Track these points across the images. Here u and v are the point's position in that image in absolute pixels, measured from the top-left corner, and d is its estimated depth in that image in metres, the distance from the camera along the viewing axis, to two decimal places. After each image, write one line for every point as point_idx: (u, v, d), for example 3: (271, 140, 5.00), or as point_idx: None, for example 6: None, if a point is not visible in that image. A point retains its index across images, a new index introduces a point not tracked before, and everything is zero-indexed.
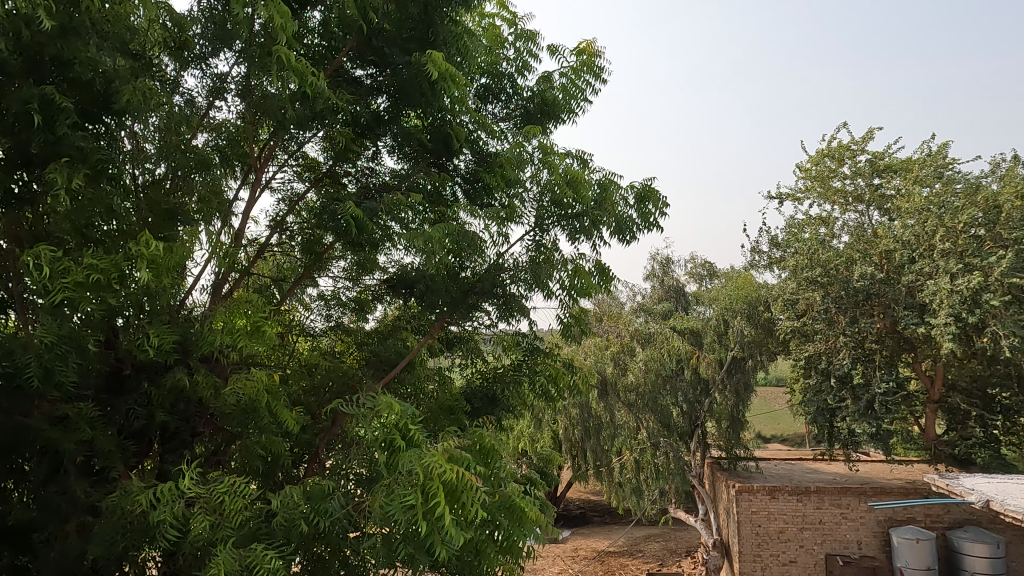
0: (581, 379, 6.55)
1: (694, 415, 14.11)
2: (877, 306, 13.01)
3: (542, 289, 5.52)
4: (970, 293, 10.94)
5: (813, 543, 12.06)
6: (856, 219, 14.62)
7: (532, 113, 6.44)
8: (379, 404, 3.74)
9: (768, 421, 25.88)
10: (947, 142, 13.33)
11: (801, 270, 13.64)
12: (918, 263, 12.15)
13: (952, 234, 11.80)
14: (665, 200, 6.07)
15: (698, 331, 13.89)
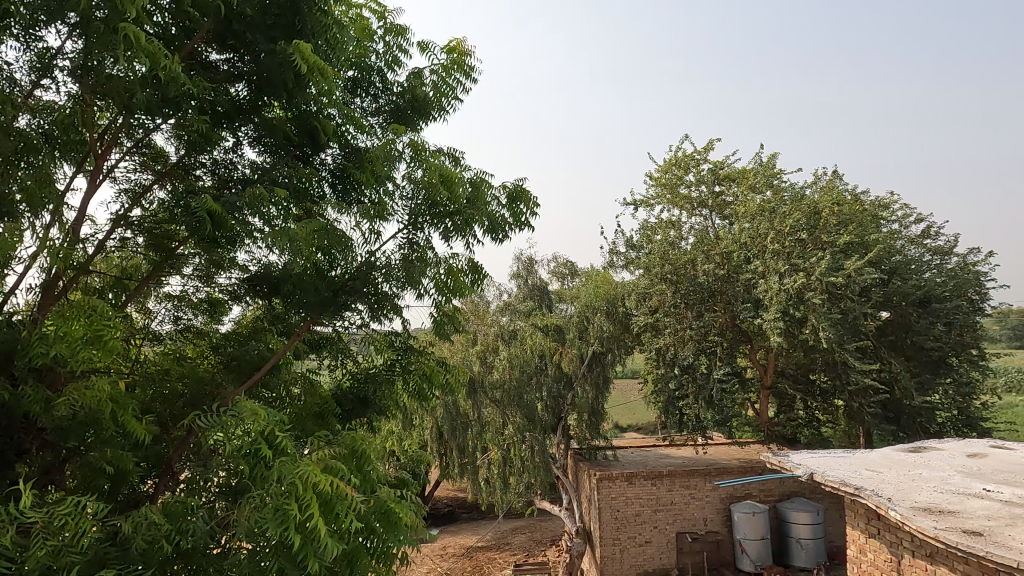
0: (453, 377, 6.55)
1: (558, 408, 14.59)
2: (719, 301, 14.25)
3: (414, 288, 5.48)
4: (795, 290, 12.31)
5: (666, 523, 12.95)
6: (701, 222, 15.88)
7: (403, 109, 6.36)
8: (241, 411, 3.50)
9: (624, 411, 27.51)
10: (776, 154, 14.88)
11: (651, 269, 14.59)
12: (752, 264, 13.48)
13: (780, 237, 13.22)
14: (536, 200, 6.24)
15: (560, 327, 14.42)
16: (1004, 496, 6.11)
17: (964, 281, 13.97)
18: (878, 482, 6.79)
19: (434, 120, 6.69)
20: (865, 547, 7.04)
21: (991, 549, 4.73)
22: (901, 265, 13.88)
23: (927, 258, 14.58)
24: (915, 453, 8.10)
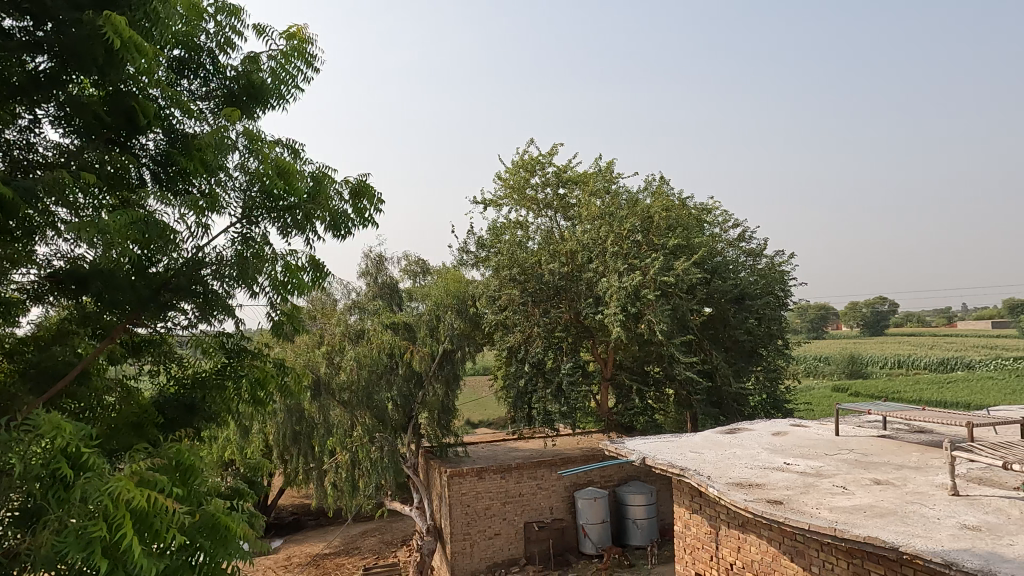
0: (293, 380, 6.24)
1: (408, 407, 14.43)
2: (563, 299, 14.92)
3: (248, 286, 5.18)
4: (632, 288, 13.19)
5: (514, 514, 13.32)
6: (547, 223, 16.52)
7: (236, 95, 5.96)
8: (37, 423, 3.10)
9: (475, 408, 27.91)
10: (614, 160, 15.86)
11: (500, 269, 14.88)
12: (594, 264, 14.25)
13: (620, 238, 14.23)
14: (380, 197, 6.14)
15: (410, 325, 14.30)
16: (800, 467, 7.01)
17: (772, 280, 15.83)
18: (700, 461, 7.49)
19: (272, 109, 6.34)
20: (689, 521, 7.71)
21: (791, 514, 5.40)
22: (721, 265, 15.39)
23: (742, 259, 16.32)
24: (731, 434, 9.02)
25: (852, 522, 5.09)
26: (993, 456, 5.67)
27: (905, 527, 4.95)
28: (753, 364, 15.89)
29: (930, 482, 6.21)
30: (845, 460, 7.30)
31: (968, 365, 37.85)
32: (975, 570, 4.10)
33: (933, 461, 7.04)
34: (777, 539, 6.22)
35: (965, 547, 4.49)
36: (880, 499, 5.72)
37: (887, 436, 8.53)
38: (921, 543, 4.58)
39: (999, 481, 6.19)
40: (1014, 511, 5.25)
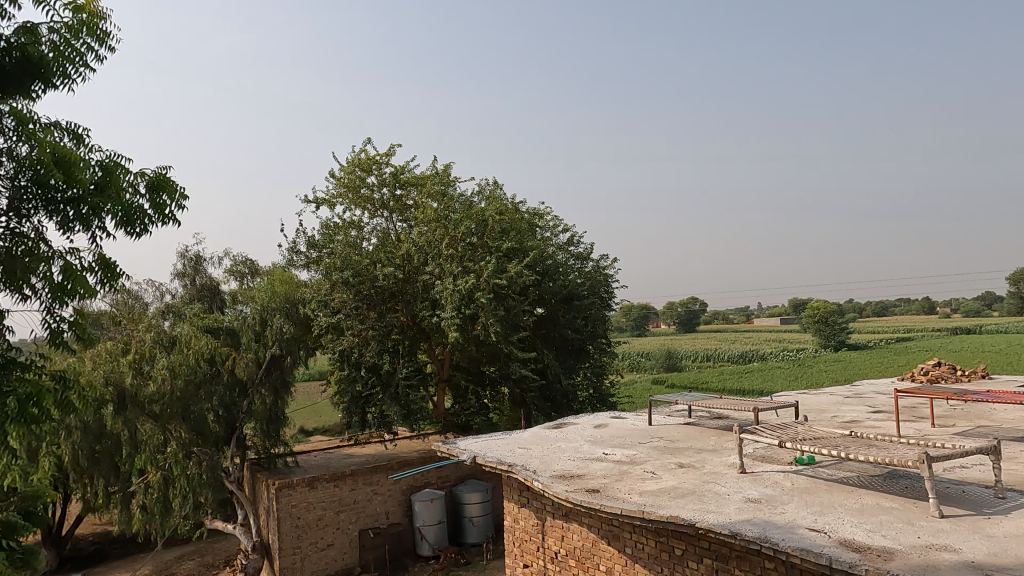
0: (79, 394, 5.56)
1: (231, 418, 13.47)
2: (399, 301, 14.92)
3: (17, 289, 4.56)
4: (465, 291, 13.42)
5: (348, 523, 12.93)
6: (382, 224, 16.26)
7: (6, 70, 5.20)
8: None
9: (309, 415, 26.73)
10: (450, 163, 15.99)
11: (332, 271, 14.37)
12: (430, 266, 14.25)
13: (454, 241, 14.43)
14: (184, 192, 5.67)
15: (233, 330, 13.39)
16: (617, 456, 7.55)
17: (597, 282, 16.91)
18: (527, 457, 7.78)
19: (52, 89, 5.62)
20: (518, 516, 7.98)
21: (606, 501, 5.79)
22: (552, 267, 16.13)
23: (571, 262, 17.27)
24: (558, 429, 9.48)
25: (659, 503, 5.59)
26: (772, 436, 6.51)
27: (701, 505, 5.52)
28: (582, 362, 16.79)
29: (723, 463, 7.00)
30: (655, 447, 7.98)
31: (762, 357, 43.03)
32: (755, 538, 4.68)
33: (727, 444, 7.93)
34: (596, 525, 6.64)
35: (748, 518, 5.11)
36: (683, 481, 6.34)
37: (693, 423, 9.46)
38: (713, 518, 5.14)
39: (777, 458, 7.12)
40: (787, 483, 6.07)
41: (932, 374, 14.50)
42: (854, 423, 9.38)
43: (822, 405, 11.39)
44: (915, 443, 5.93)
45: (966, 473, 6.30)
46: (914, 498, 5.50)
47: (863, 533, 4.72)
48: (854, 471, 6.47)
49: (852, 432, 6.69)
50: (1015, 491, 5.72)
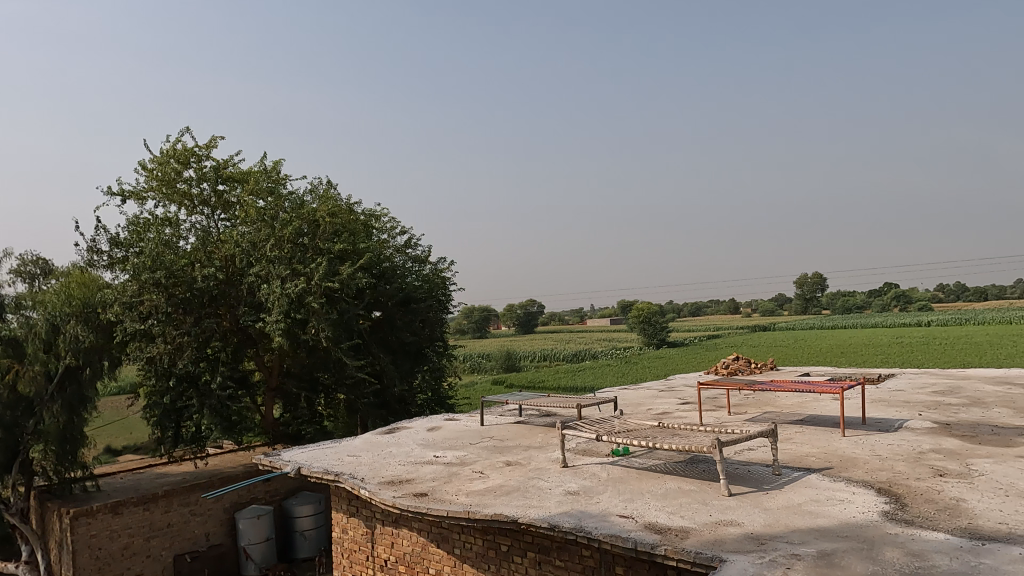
0: None
1: (12, 441, 11.55)
2: (221, 306, 13.96)
3: None
4: (294, 294, 12.81)
5: (160, 549, 11.76)
6: (201, 222, 15.03)
7: None
8: None
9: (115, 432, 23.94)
10: (279, 160, 15.19)
11: (140, 272, 12.98)
12: (255, 268, 13.40)
13: (281, 242, 13.75)
14: None
15: (16, 340, 11.67)
16: (447, 459, 7.60)
17: (435, 285, 16.98)
18: (356, 464, 7.57)
19: None
20: (347, 526, 7.72)
21: (433, 504, 5.79)
22: (388, 270, 15.94)
23: (408, 264, 17.19)
24: (390, 434, 9.34)
25: (484, 503, 5.70)
26: (590, 430, 6.92)
27: (524, 501, 5.72)
28: (420, 365, 16.60)
29: (548, 459, 7.31)
30: (486, 447, 8.15)
31: (593, 355, 45.70)
32: (571, 529, 4.93)
33: (552, 440, 8.31)
34: (425, 529, 6.61)
35: (566, 510, 5.38)
36: (509, 479, 6.52)
37: (522, 422, 9.79)
38: (534, 513, 5.34)
39: (596, 451, 7.59)
40: (603, 474, 6.48)
41: (732, 367, 16.30)
42: (665, 415, 10.26)
43: (639, 399, 12.33)
44: (711, 430, 6.61)
45: (752, 455, 7.14)
46: (709, 480, 6.12)
47: (665, 515, 5.16)
48: (661, 459, 7.07)
49: (660, 423, 7.31)
50: (789, 468, 6.59)
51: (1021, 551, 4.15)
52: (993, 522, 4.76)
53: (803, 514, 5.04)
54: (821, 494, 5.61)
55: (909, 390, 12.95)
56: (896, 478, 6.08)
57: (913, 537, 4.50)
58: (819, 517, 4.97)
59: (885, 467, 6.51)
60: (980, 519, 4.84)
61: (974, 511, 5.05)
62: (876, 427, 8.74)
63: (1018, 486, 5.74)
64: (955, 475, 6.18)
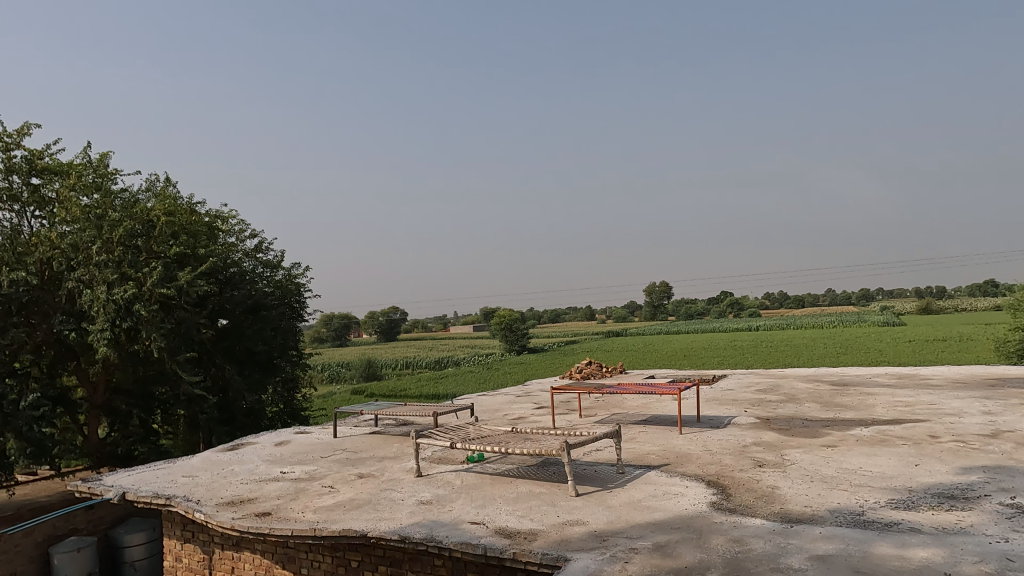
0: None
1: None
2: (34, 315, 12.37)
3: None
4: (123, 301, 11.62)
5: None
6: (10, 219, 13.20)
7: None
8: None
9: None
10: (108, 153, 13.74)
11: None
12: (76, 272, 11.99)
13: (109, 245, 12.48)
14: None
15: None
16: (295, 474, 7.23)
17: (287, 291, 16.25)
18: (191, 486, 6.98)
19: None
20: (181, 553, 7.09)
21: (276, 524, 5.46)
22: (235, 276, 15.05)
23: (259, 269, 16.30)
24: (233, 451, 8.73)
25: (333, 518, 5.48)
26: (444, 438, 6.91)
27: (375, 514, 5.57)
28: (273, 376, 15.49)
29: (402, 469, 7.19)
30: (337, 460, 7.87)
31: (456, 362, 45.81)
32: (422, 539, 4.86)
33: (407, 450, 8.19)
34: (269, 550, 6.23)
35: (418, 520, 5.31)
36: (360, 492, 6.33)
37: (377, 432, 9.58)
38: (385, 526, 5.22)
39: (451, 459, 7.59)
40: (457, 482, 6.48)
41: (585, 372, 17.05)
42: (521, 420, 10.50)
43: (497, 405, 12.52)
44: (560, 433, 6.85)
45: (598, 455, 7.50)
46: (558, 482, 6.33)
47: (515, 519, 5.25)
48: (514, 463, 7.22)
49: (513, 429, 7.46)
50: (631, 466, 6.98)
51: (821, 530, 4.69)
52: (800, 506, 5.35)
53: (642, 510, 5.36)
54: (658, 489, 5.99)
55: (737, 389, 14.27)
56: (723, 471, 6.65)
57: (735, 524, 4.93)
58: (656, 511, 5.30)
59: (714, 461, 7.10)
60: (790, 504, 5.41)
61: (785, 497, 5.64)
62: (708, 424, 9.53)
63: (820, 472, 6.50)
64: (771, 465, 6.88)
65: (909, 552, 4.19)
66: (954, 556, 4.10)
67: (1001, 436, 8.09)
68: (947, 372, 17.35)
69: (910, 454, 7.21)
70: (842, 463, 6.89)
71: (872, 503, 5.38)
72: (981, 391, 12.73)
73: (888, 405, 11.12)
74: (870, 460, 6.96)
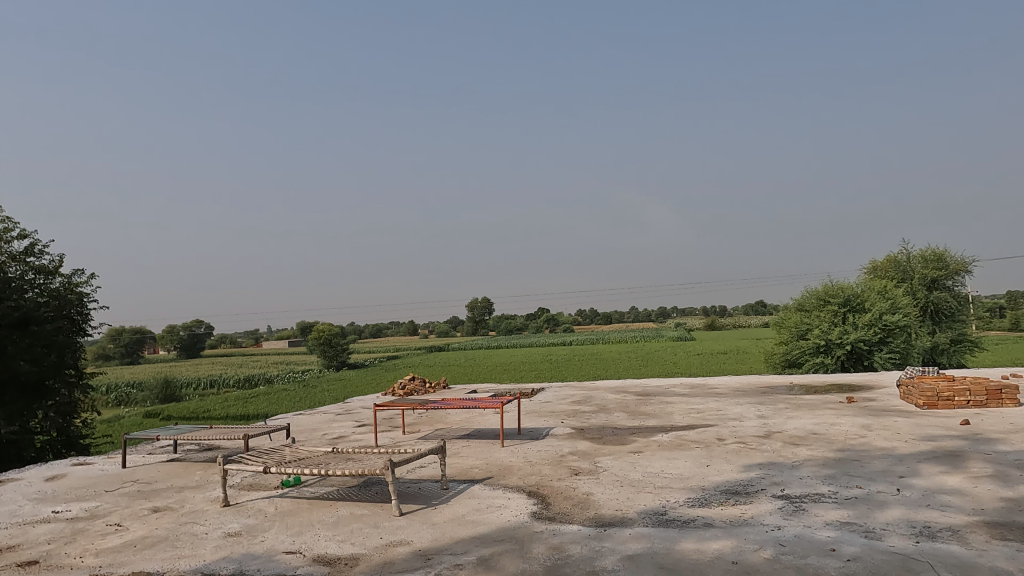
0: None
1: None
2: None
3: None
4: None
5: None
6: None
7: None
8: None
9: None
10: None
11: None
12: None
13: None
14: None
15: None
16: (70, 514, 6.25)
17: (65, 302, 14.16)
18: None
19: None
20: None
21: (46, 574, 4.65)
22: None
23: (28, 276, 14.01)
24: None
25: (120, 560, 4.81)
26: (256, 463, 6.41)
27: (173, 552, 4.98)
28: (41, 399, 13.33)
29: (205, 499, 6.54)
30: (126, 493, 6.94)
31: (268, 379, 42.87)
32: None
33: (213, 478, 7.48)
34: None
35: (225, 555, 4.84)
36: (155, 528, 5.64)
37: (175, 460, 8.63)
38: (185, 564, 4.68)
39: (263, 485, 7.07)
40: (270, 509, 6.03)
41: (408, 388, 16.87)
42: (340, 439, 10.09)
43: (314, 424, 11.91)
44: (383, 452, 6.67)
45: (421, 472, 7.41)
46: (381, 502, 6.15)
47: (335, 544, 5.00)
48: (332, 486, 6.89)
49: (332, 450, 7.13)
50: (455, 481, 7.00)
51: (630, 532, 5.04)
52: (611, 509, 5.71)
53: (465, 525, 5.38)
54: (481, 503, 6.07)
55: (554, 402, 14.99)
56: (542, 481, 6.91)
57: (554, 531, 5.13)
58: (479, 525, 5.35)
59: (534, 471, 7.36)
60: (603, 509, 5.76)
61: (599, 502, 6.00)
62: (528, 436, 9.87)
63: (628, 477, 7.01)
64: (586, 472, 7.29)
65: (705, 546, 4.65)
66: (739, 546, 4.62)
67: (772, 436, 9.34)
68: (729, 381, 19.69)
69: (703, 456, 8.04)
70: (646, 467, 7.50)
71: (672, 503, 5.90)
72: (755, 398, 14.64)
73: (683, 413, 12.34)
74: (670, 464, 7.65)
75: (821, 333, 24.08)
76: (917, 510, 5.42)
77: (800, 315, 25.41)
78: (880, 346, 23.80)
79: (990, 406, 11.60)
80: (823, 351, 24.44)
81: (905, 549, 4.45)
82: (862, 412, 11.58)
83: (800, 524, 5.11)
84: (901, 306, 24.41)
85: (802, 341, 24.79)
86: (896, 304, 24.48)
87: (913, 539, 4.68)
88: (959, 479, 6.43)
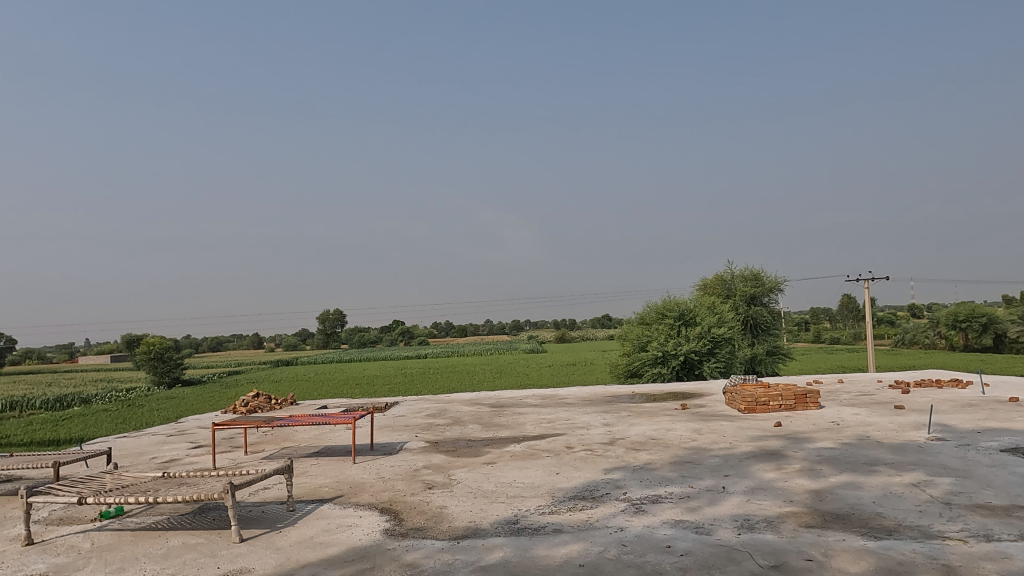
0: None
1: None
2: None
3: None
4: None
5: None
6: None
7: None
8: None
9: None
10: None
11: None
12: None
13: None
14: None
15: None
16: None
17: None
18: None
19: None
20: None
21: None
22: None
23: None
24: None
25: None
26: (69, 492, 5.68)
27: None
28: None
29: (2, 538, 5.68)
30: None
31: (84, 400, 38.17)
32: None
33: (12, 514, 6.51)
34: None
35: None
36: None
37: None
38: None
39: (76, 518, 6.27)
40: (85, 545, 5.36)
41: (251, 405, 15.84)
42: (172, 463, 9.23)
43: (140, 447, 10.80)
44: (221, 475, 6.20)
45: (265, 495, 6.97)
46: (219, 529, 5.70)
47: None
48: (160, 515, 6.27)
49: (161, 474, 6.49)
50: (302, 502, 6.67)
51: (484, 542, 5.09)
52: (466, 521, 5.74)
53: (313, 547, 5.13)
54: (331, 523, 5.82)
55: (408, 415, 14.79)
56: (396, 496, 6.78)
57: (408, 547, 5.06)
58: (328, 547, 5.13)
59: (387, 487, 7.20)
60: (457, 521, 5.77)
61: (453, 515, 6.00)
62: (380, 451, 9.65)
63: (482, 488, 7.08)
64: (440, 486, 7.26)
65: (555, 551, 4.81)
66: (586, 549, 4.83)
67: (615, 442, 9.89)
68: (578, 392, 20.59)
69: (553, 464, 8.32)
70: (499, 478, 7.61)
71: (524, 511, 6.04)
72: (600, 407, 15.45)
73: (535, 423, 12.70)
74: (522, 473, 7.84)
75: (658, 345, 25.93)
76: (739, 504, 6.01)
77: (640, 328, 27.23)
78: (708, 356, 26.10)
79: (797, 409, 13.18)
80: (661, 362, 26.27)
81: (729, 540, 4.91)
82: (694, 418, 12.62)
83: (641, 524, 5.45)
84: (725, 321, 27.00)
85: (642, 353, 26.55)
86: (721, 319, 27.04)
87: (737, 531, 5.17)
88: (773, 475, 7.20)
